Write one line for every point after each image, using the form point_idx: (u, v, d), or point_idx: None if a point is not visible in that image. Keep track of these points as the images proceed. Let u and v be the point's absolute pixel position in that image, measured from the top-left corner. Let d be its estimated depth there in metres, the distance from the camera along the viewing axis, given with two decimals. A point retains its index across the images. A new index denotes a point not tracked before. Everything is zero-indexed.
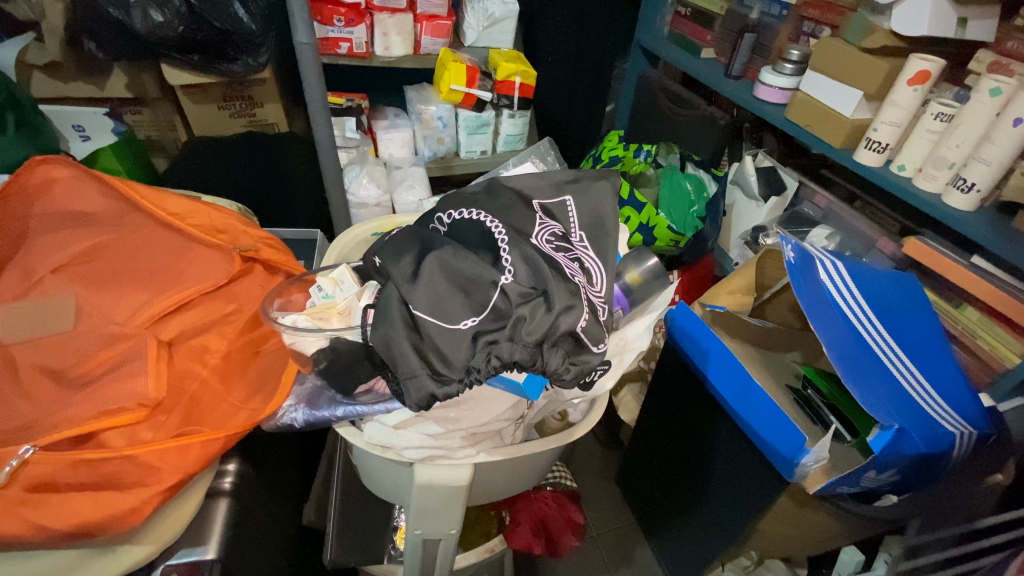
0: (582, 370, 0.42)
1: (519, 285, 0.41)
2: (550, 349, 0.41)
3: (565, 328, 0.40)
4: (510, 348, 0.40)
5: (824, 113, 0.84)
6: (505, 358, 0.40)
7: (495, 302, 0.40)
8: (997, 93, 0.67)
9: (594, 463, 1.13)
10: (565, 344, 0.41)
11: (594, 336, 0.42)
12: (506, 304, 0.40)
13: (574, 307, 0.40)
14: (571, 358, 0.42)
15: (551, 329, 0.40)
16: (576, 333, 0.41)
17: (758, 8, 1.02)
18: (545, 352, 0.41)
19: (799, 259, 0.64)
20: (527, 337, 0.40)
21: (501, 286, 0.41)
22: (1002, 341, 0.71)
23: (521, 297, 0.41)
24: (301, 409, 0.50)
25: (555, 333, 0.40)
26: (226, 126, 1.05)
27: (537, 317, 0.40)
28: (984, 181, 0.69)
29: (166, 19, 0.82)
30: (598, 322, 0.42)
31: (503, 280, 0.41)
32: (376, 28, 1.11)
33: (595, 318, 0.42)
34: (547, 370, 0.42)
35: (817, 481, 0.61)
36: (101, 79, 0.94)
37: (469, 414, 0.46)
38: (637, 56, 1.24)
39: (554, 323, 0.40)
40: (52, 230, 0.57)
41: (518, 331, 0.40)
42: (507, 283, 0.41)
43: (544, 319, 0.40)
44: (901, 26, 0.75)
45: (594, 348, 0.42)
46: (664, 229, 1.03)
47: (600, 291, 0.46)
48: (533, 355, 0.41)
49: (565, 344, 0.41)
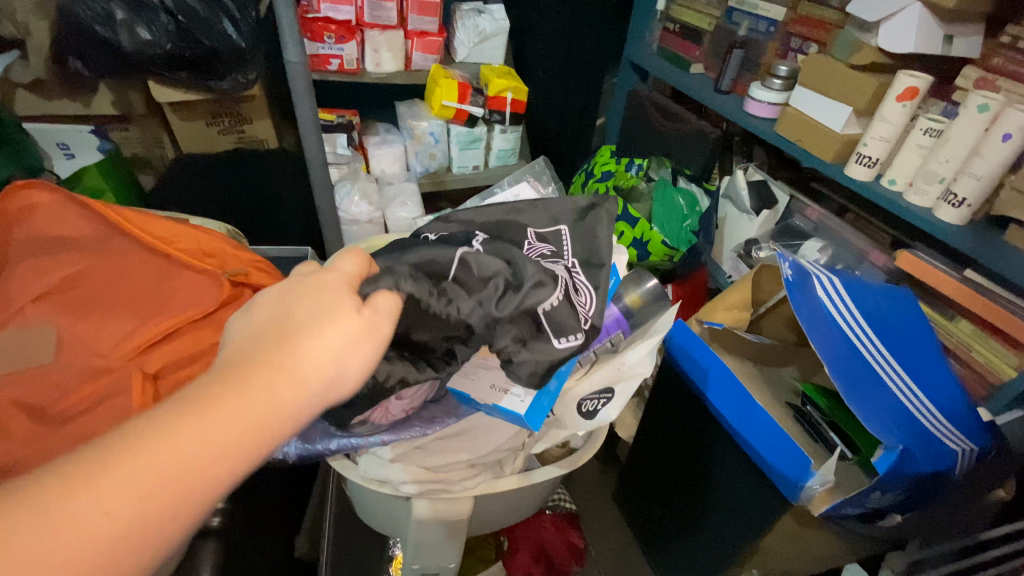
0: (537, 357, 0.43)
1: (490, 261, 0.42)
2: (507, 326, 0.42)
3: (529, 306, 0.41)
4: (466, 305, 0.40)
5: (815, 128, 0.85)
6: (462, 317, 0.40)
7: (461, 274, 0.42)
8: (984, 109, 0.68)
9: (591, 481, 1.12)
10: (526, 325, 0.43)
11: (557, 322, 0.43)
12: (473, 276, 0.42)
13: (543, 286, 0.42)
14: (526, 344, 0.43)
15: (518, 308, 0.41)
16: (539, 313, 0.42)
17: (746, 25, 1.03)
18: (501, 328, 0.42)
19: (794, 276, 0.63)
20: (494, 307, 0.41)
21: (469, 261, 0.42)
22: (997, 354, 0.71)
23: (489, 274, 0.42)
24: (293, 445, 0.50)
25: (517, 313, 0.41)
26: (216, 143, 1.05)
27: (508, 294, 0.41)
28: (974, 196, 0.69)
29: (154, 37, 0.84)
30: (567, 309, 0.43)
31: (474, 255, 0.42)
32: (367, 44, 1.11)
33: (565, 303, 0.43)
34: (497, 345, 0.43)
35: (822, 503, 0.60)
36: (87, 96, 0.94)
37: (468, 445, 0.50)
38: (626, 71, 1.26)
39: (520, 300, 0.41)
40: (30, 256, 0.55)
41: (488, 299, 0.41)
42: (478, 256, 0.42)
43: (512, 297, 0.41)
44: (888, 42, 0.76)
45: (555, 336, 0.43)
46: (658, 243, 1.02)
47: (585, 303, 0.45)
48: (488, 324, 0.41)
49: (528, 329, 0.43)
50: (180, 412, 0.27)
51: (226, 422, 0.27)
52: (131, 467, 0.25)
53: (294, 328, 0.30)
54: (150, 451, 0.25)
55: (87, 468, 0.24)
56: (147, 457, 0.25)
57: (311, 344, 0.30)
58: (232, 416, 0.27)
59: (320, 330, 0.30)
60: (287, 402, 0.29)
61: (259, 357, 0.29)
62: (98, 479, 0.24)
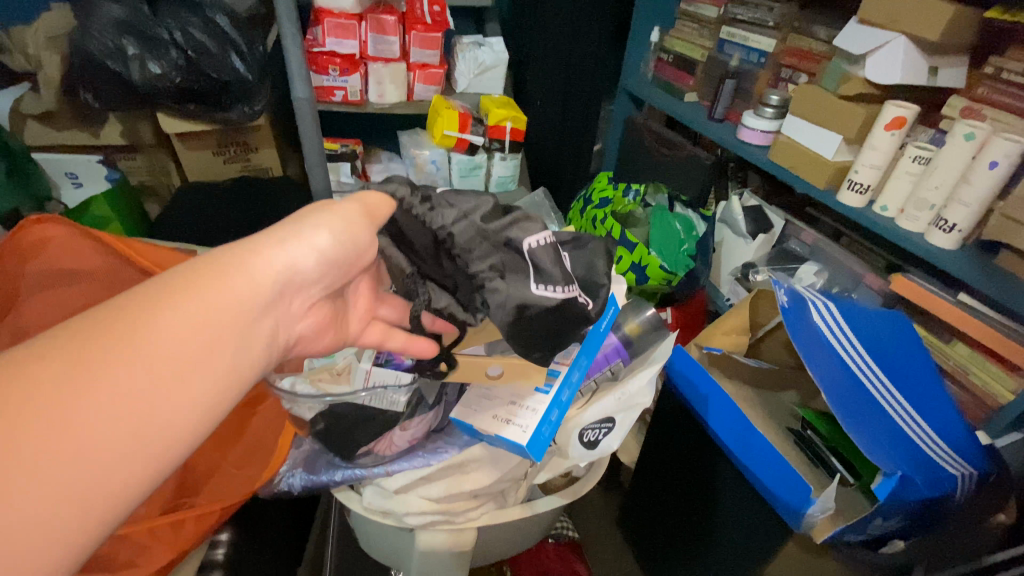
0: (510, 289, 0.44)
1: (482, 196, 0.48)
2: (486, 247, 0.45)
3: (509, 234, 0.45)
4: (449, 213, 0.46)
5: (807, 155, 0.88)
6: (444, 221, 0.46)
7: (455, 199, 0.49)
8: (971, 137, 0.70)
9: (594, 508, 1.11)
10: (505, 255, 0.45)
11: (535, 257, 0.45)
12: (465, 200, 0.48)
13: (527, 223, 0.46)
14: (501, 271, 0.45)
15: (502, 232, 0.45)
16: (519, 246, 0.45)
17: (738, 56, 1.06)
18: (478, 246, 0.46)
19: (790, 302, 0.65)
20: (475, 219, 0.46)
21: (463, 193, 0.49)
22: (995, 377, 0.72)
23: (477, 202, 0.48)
24: (299, 474, 0.54)
25: (500, 238, 0.45)
26: (223, 171, 1.07)
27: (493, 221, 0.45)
28: (965, 221, 0.71)
29: (163, 71, 0.87)
30: (549, 255, 0.45)
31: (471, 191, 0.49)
32: (370, 77, 1.14)
33: (548, 249, 0.46)
34: (474, 270, 0.46)
35: (824, 530, 0.60)
36: (96, 128, 0.96)
37: (471, 478, 0.50)
38: (623, 99, 1.29)
39: (501, 226, 0.46)
40: (43, 289, 0.57)
41: (472, 213, 0.46)
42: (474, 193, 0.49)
43: (495, 219, 0.46)
44: (874, 73, 0.79)
45: (532, 272, 0.45)
46: (656, 267, 1.03)
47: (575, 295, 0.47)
48: (468, 239, 0.46)
49: (509, 263, 0.45)
50: (155, 292, 0.29)
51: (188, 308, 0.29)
52: (106, 337, 0.27)
53: (257, 238, 0.33)
54: (111, 333, 0.27)
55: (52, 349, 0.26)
56: (120, 317, 0.27)
57: (269, 247, 0.33)
58: (193, 303, 0.29)
59: (279, 237, 0.34)
60: (247, 295, 0.31)
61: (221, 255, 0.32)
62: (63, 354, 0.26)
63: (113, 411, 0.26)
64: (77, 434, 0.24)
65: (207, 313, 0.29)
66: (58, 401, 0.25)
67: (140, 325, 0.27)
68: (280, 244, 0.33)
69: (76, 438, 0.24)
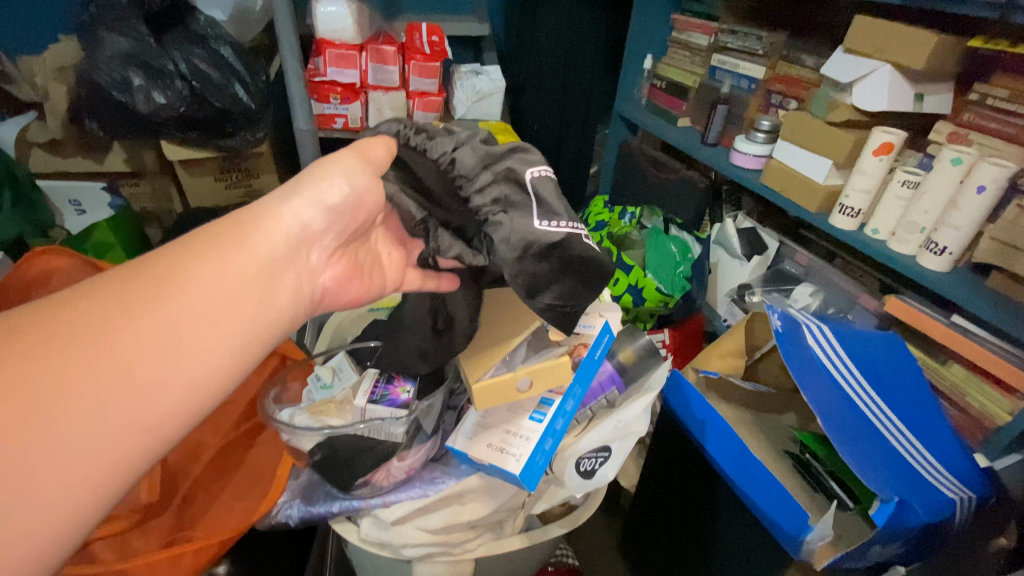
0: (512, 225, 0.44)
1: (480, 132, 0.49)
2: (490, 179, 0.46)
3: (512, 166, 0.46)
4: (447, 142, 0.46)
5: (799, 180, 0.89)
6: (445, 152, 0.46)
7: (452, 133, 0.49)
8: (958, 163, 0.72)
9: (594, 532, 1.09)
10: (507, 188, 0.46)
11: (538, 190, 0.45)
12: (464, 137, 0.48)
13: (529, 159, 0.47)
14: (504, 202, 0.45)
15: (505, 164, 0.46)
16: (523, 179, 0.45)
17: (729, 82, 1.08)
18: (481, 178, 0.46)
19: (784, 327, 0.65)
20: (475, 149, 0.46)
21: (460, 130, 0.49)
22: (991, 398, 0.72)
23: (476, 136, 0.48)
24: (296, 506, 0.54)
25: (503, 169, 0.46)
26: (222, 197, 1.08)
27: (495, 152, 0.46)
28: (955, 244, 0.73)
29: (168, 101, 0.88)
30: (551, 189, 0.46)
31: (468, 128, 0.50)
32: (371, 104, 1.17)
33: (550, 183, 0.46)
34: (477, 204, 0.45)
35: (825, 556, 0.60)
36: (100, 155, 0.98)
37: (468, 508, 0.51)
38: (618, 124, 1.31)
39: (504, 160, 0.46)
40: None
41: (471, 144, 0.47)
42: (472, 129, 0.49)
43: (498, 152, 0.47)
44: (862, 99, 0.81)
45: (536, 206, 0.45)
46: (652, 289, 1.03)
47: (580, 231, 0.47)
48: (471, 168, 0.46)
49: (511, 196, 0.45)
50: (177, 260, 0.32)
51: (209, 273, 0.32)
52: (137, 302, 0.30)
53: (264, 205, 0.36)
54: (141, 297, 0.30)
55: (90, 311, 0.29)
56: (147, 278, 0.31)
57: (275, 215, 0.36)
58: (211, 268, 0.32)
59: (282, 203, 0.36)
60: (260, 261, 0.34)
61: (232, 226, 0.34)
62: (100, 316, 0.29)
63: (147, 367, 0.29)
64: (121, 388, 0.28)
65: (221, 277, 0.32)
66: (102, 358, 0.28)
67: (167, 282, 0.31)
68: (288, 205, 0.36)
69: (123, 391, 0.28)
